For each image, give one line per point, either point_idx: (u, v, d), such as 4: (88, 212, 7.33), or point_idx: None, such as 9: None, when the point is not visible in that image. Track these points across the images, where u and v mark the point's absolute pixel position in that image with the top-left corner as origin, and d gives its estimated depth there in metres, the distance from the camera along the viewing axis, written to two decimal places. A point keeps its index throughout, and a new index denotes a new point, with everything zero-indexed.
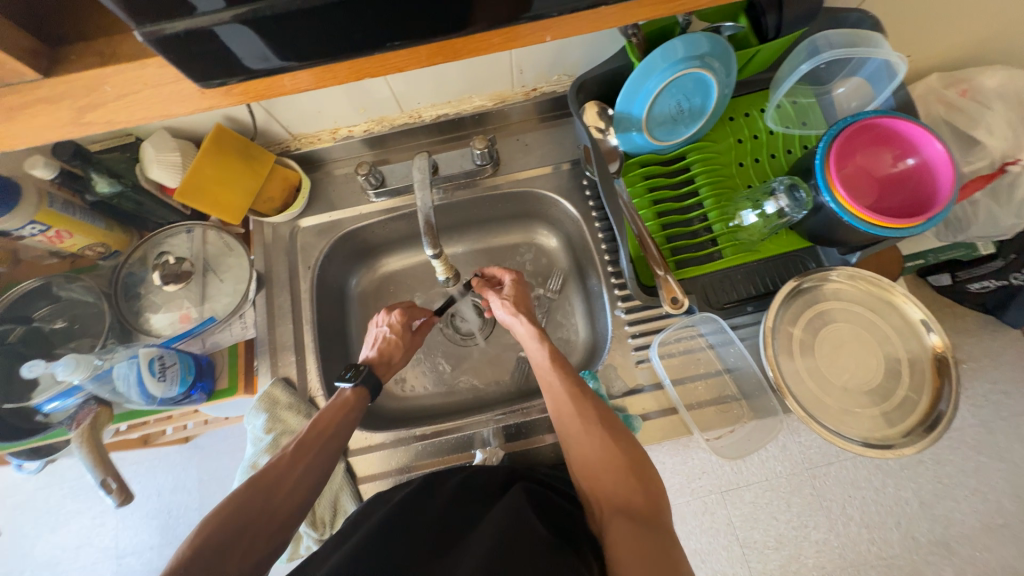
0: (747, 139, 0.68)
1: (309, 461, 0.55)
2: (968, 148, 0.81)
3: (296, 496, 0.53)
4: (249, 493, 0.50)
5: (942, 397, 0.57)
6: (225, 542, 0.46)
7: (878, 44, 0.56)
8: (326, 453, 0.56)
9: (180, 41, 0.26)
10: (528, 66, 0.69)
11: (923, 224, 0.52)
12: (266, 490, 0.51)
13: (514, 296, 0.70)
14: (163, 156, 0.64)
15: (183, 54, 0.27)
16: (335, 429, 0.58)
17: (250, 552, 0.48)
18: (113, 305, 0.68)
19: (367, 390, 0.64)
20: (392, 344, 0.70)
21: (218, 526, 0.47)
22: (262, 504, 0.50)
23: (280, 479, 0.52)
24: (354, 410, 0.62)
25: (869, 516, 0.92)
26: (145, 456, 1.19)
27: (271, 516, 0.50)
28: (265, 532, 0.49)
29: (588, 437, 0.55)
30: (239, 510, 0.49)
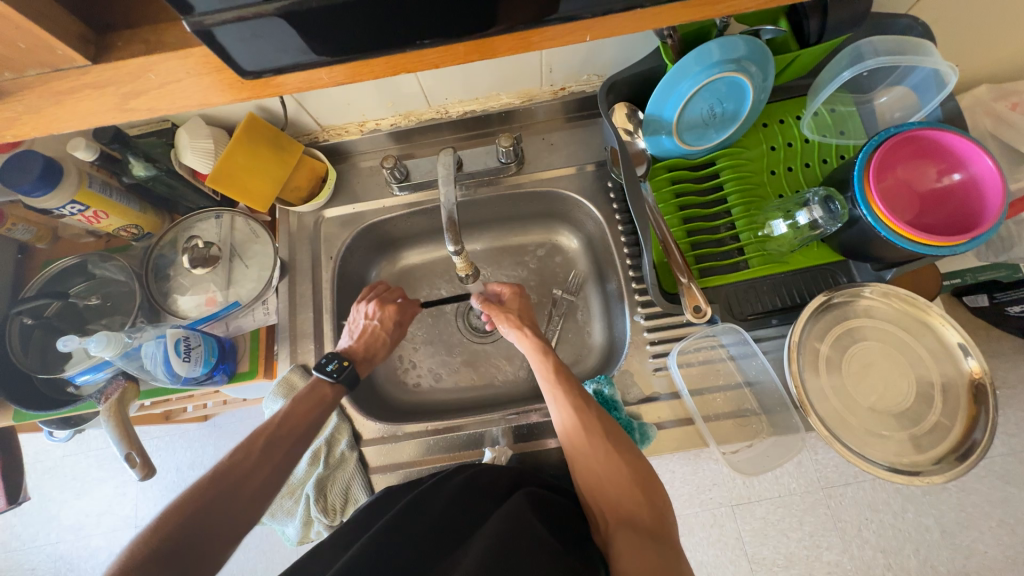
0: (780, 146, 0.66)
1: (273, 454, 0.56)
2: (1016, 164, 0.77)
3: (265, 487, 0.53)
4: (220, 479, 0.51)
5: (977, 425, 0.55)
6: (191, 528, 0.47)
7: (928, 52, 0.54)
8: (284, 441, 0.57)
9: (222, 32, 0.26)
10: (558, 64, 0.68)
11: (967, 243, 0.49)
12: (233, 484, 0.51)
13: (515, 310, 0.70)
14: (198, 143, 0.66)
15: (225, 45, 0.27)
16: (307, 423, 0.60)
17: (216, 543, 0.48)
18: (144, 285, 0.70)
19: (344, 385, 0.65)
20: (375, 340, 0.70)
21: (188, 516, 0.47)
22: (229, 499, 0.50)
23: (249, 472, 0.53)
24: (325, 403, 0.62)
25: (886, 540, 0.89)
26: (166, 431, 1.23)
27: (238, 508, 0.51)
28: (230, 525, 0.49)
29: (592, 448, 0.55)
30: (212, 498, 0.50)
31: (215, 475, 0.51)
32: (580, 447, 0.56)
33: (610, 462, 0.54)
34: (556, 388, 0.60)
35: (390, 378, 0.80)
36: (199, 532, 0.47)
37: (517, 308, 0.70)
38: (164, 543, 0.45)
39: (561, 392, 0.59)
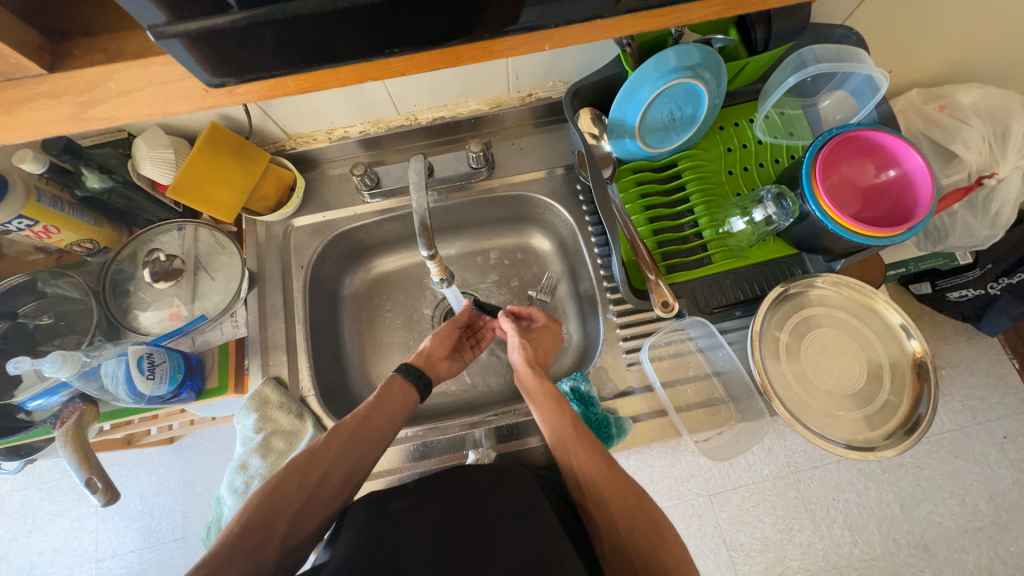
0: (736, 148, 0.70)
1: (350, 451, 0.55)
2: (946, 162, 0.84)
3: (335, 470, 0.54)
4: (296, 464, 0.53)
5: (921, 401, 0.59)
6: (273, 513, 0.49)
7: (861, 59, 0.59)
8: (365, 435, 0.57)
9: (183, 40, 0.26)
10: (524, 72, 0.70)
11: (903, 234, 0.54)
12: (305, 464, 0.53)
13: (535, 338, 0.68)
14: (157, 153, 0.63)
15: (192, 54, 0.27)
16: (384, 404, 0.60)
17: (304, 523, 0.51)
18: (101, 302, 0.67)
19: (413, 382, 0.64)
20: (440, 343, 0.70)
21: (261, 503, 0.49)
22: (299, 480, 0.52)
23: (330, 451, 0.55)
24: (400, 402, 0.61)
25: (852, 518, 0.94)
26: (128, 456, 1.17)
27: (325, 485, 0.53)
28: (321, 499, 0.53)
29: (616, 507, 0.51)
30: (279, 482, 0.51)
31: (290, 467, 0.52)
32: (601, 501, 0.52)
33: (636, 520, 0.50)
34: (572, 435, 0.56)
35: (370, 387, 0.79)
36: (271, 518, 0.49)
37: (534, 348, 0.67)
38: (250, 521, 0.48)
39: (579, 444, 0.55)
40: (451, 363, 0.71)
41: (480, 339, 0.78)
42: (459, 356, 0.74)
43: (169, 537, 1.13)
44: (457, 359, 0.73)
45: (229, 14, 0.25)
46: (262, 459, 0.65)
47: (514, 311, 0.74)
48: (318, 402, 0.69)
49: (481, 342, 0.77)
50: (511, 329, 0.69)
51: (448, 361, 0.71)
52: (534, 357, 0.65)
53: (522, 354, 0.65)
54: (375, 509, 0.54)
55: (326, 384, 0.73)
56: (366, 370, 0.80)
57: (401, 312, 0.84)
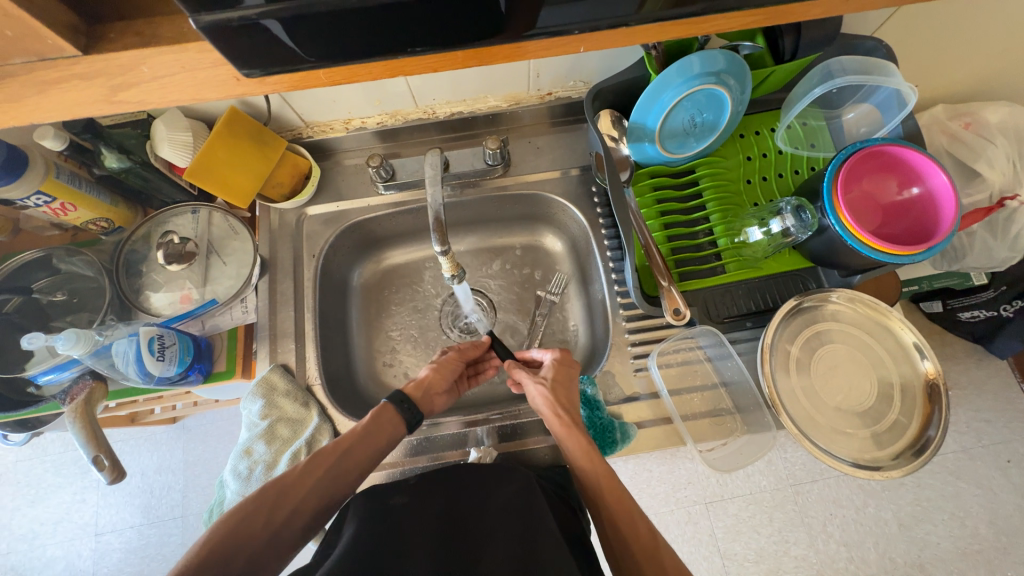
0: (756, 156, 0.69)
1: (325, 485, 0.53)
2: (968, 180, 0.82)
3: (305, 505, 0.51)
4: (268, 494, 0.50)
5: (931, 423, 0.59)
6: (236, 547, 0.46)
7: (890, 73, 0.58)
8: (344, 469, 0.55)
9: (224, 29, 0.26)
10: (546, 70, 0.69)
11: (923, 253, 0.53)
12: (275, 498, 0.50)
13: (552, 377, 0.63)
14: (175, 136, 0.63)
15: (234, 43, 0.27)
16: (367, 437, 0.57)
17: (265, 563, 0.48)
18: (115, 281, 0.68)
19: (406, 419, 0.60)
20: (441, 375, 0.67)
21: (226, 533, 0.47)
22: (265, 517, 0.49)
23: (303, 483, 0.52)
24: (386, 437, 0.59)
25: (849, 534, 0.94)
26: (131, 433, 1.18)
27: (290, 521, 0.50)
28: (285, 538, 0.49)
29: (633, 537, 0.50)
30: (245, 517, 0.48)
31: (256, 499, 0.49)
32: (615, 526, 0.51)
33: (652, 552, 0.49)
34: (588, 459, 0.55)
35: (374, 380, 0.79)
36: (233, 553, 0.46)
37: (554, 388, 0.62)
38: (219, 543, 0.46)
39: (592, 461, 0.55)
40: (447, 398, 0.68)
41: (479, 372, 0.75)
42: (456, 388, 0.71)
43: (167, 515, 1.14)
44: (453, 393, 0.70)
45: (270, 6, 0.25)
46: (266, 445, 0.65)
47: (523, 357, 0.72)
48: (323, 391, 0.69)
49: (481, 375, 0.75)
50: (526, 377, 0.64)
51: (445, 395, 0.68)
52: (558, 399, 0.60)
53: (542, 397, 0.61)
54: (376, 503, 0.54)
55: (332, 374, 0.73)
56: (371, 362, 0.80)
57: (408, 305, 0.84)
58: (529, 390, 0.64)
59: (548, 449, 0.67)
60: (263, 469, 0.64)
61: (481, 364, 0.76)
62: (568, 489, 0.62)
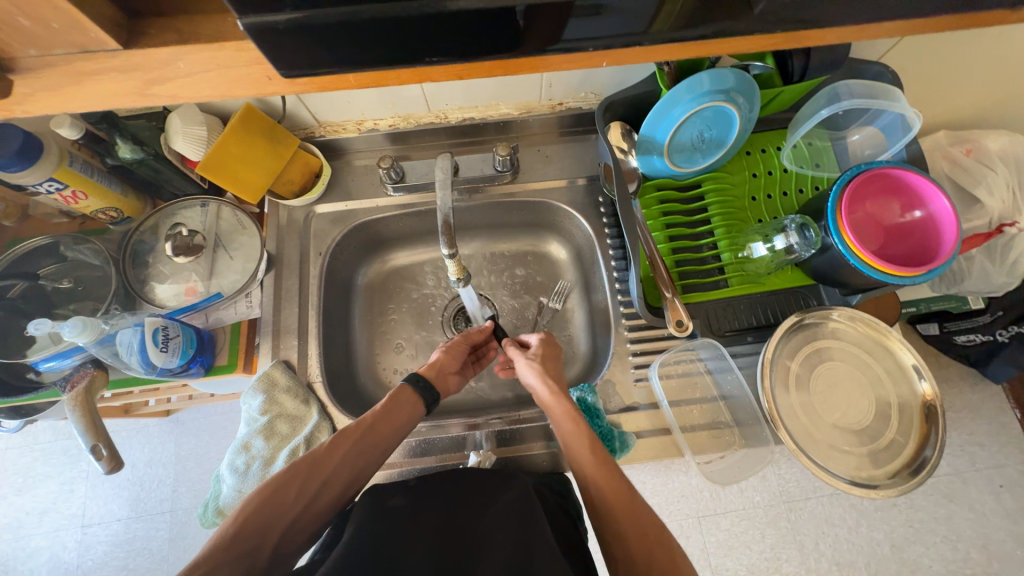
0: (762, 174, 0.70)
1: (353, 458, 0.55)
2: (968, 206, 0.83)
3: (335, 478, 0.53)
4: (298, 468, 0.52)
5: (928, 443, 0.59)
6: (269, 520, 0.48)
7: (895, 98, 0.59)
8: (370, 444, 0.56)
9: (264, 31, 0.27)
10: (558, 80, 0.71)
11: (924, 275, 0.54)
12: (307, 471, 0.52)
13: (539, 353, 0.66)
14: (190, 129, 0.64)
15: (273, 45, 0.28)
16: (390, 417, 0.59)
17: (298, 533, 0.50)
18: (121, 270, 0.68)
19: (423, 399, 0.62)
20: (451, 356, 0.69)
21: (262, 504, 0.48)
22: (298, 488, 0.51)
23: (329, 456, 0.54)
24: (406, 415, 0.60)
25: (840, 554, 0.94)
26: (125, 425, 1.18)
27: (319, 492, 0.52)
28: (315, 508, 0.52)
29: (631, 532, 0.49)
30: (278, 488, 0.50)
31: (290, 471, 0.51)
32: (601, 519, 0.51)
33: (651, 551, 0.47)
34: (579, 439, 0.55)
35: (374, 379, 0.79)
36: (267, 522, 0.48)
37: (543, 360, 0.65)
38: (252, 518, 0.47)
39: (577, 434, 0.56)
40: (460, 378, 0.69)
41: (482, 357, 0.76)
42: (465, 372, 0.72)
43: (156, 509, 1.13)
44: (463, 375, 0.71)
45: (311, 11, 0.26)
46: (264, 441, 0.65)
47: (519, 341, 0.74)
48: (324, 389, 0.70)
49: (484, 360, 0.75)
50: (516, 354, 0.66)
51: (457, 376, 0.69)
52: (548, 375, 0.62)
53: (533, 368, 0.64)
54: (375, 505, 0.54)
55: (333, 372, 0.73)
56: (371, 362, 0.80)
57: (410, 307, 0.84)
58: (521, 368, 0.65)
59: (546, 455, 0.67)
60: (260, 464, 0.64)
61: (482, 349, 0.76)
62: (568, 497, 0.62)
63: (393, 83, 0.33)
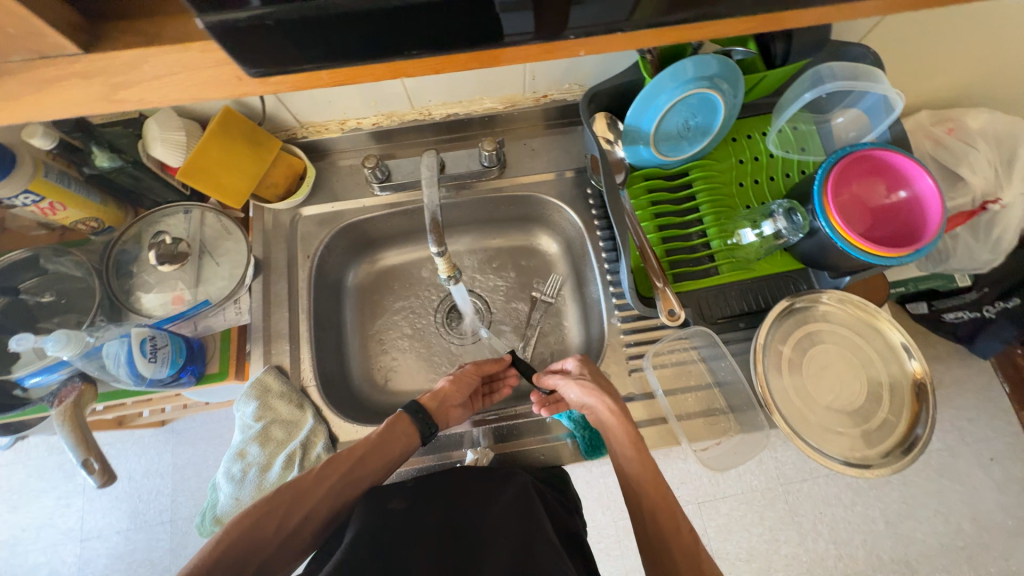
0: (748, 160, 0.70)
1: (336, 495, 0.55)
2: (952, 184, 0.85)
3: (317, 512, 0.53)
4: (281, 497, 0.52)
5: (919, 422, 0.60)
6: (244, 554, 0.48)
7: (877, 79, 0.59)
8: (359, 477, 0.57)
9: (233, 31, 0.26)
10: (541, 73, 0.70)
11: (910, 255, 0.55)
12: (290, 501, 0.52)
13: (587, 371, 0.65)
14: (168, 135, 0.63)
15: (239, 43, 0.27)
16: (385, 449, 0.59)
17: (274, 568, 0.50)
18: (104, 281, 0.66)
19: (420, 432, 0.61)
20: (457, 388, 0.67)
21: (240, 537, 0.48)
22: (279, 519, 0.51)
23: (310, 487, 0.54)
24: (400, 446, 0.60)
25: (838, 533, 0.95)
26: (118, 437, 1.16)
27: (297, 529, 0.52)
28: (295, 543, 0.51)
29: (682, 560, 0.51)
30: (259, 519, 0.50)
31: (270, 501, 0.51)
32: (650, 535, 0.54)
33: (691, 553, 0.51)
34: (642, 467, 0.56)
35: (369, 382, 0.79)
36: (246, 555, 0.48)
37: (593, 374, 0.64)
38: (234, 548, 0.48)
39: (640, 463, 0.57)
40: (463, 412, 0.68)
41: (494, 390, 0.74)
42: (472, 404, 0.71)
43: (155, 521, 1.12)
44: (469, 407, 0.70)
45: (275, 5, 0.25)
46: (261, 447, 0.65)
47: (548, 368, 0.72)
48: (318, 393, 0.69)
49: (496, 394, 0.74)
50: (563, 379, 0.65)
51: (460, 409, 0.68)
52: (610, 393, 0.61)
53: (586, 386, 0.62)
54: (375, 506, 0.53)
55: (327, 376, 0.72)
56: (366, 365, 0.80)
57: (403, 307, 0.84)
58: (568, 391, 0.64)
59: (545, 450, 0.67)
60: (257, 471, 0.63)
61: (496, 381, 0.76)
62: (565, 490, 0.63)
63: (367, 79, 0.32)
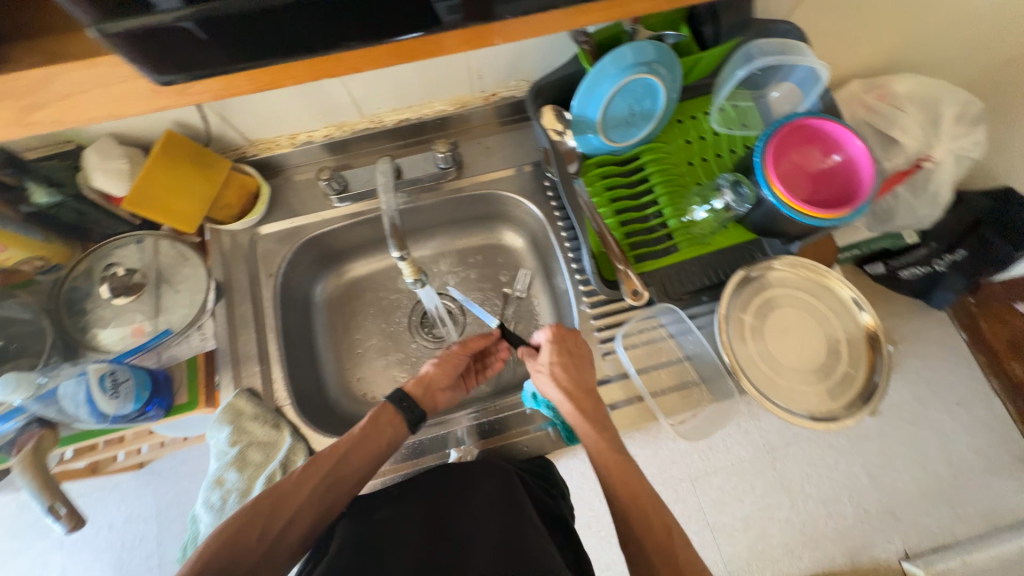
0: (694, 140, 0.73)
1: (321, 495, 0.54)
2: (887, 146, 0.90)
3: (301, 516, 0.52)
4: (260, 506, 0.51)
5: (875, 370, 0.64)
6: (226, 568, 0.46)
7: (804, 52, 0.62)
8: (343, 474, 0.55)
9: (129, 38, 0.26)
10: (487, 71, 0.71)
11: (848, 214, 0.58)
12: (270, 508, 0.51)
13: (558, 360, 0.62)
14: (109, 164, 0.62)
15: (145, 51, 0.27)
16: (371, 442, 0.58)
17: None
18: (56, 320, 0.64)
19: (408, 421, 0.61)
20: (443, 370, 0.67)
21: (220, 550, 0.47)
22: (261, 529, 0.50)
23: (292, 492, 0.53)
24: (387, 437, 0.59)
25: (825, 492, 0.95)
26: (95, 485, 1.11)
27: (280, 539, 0.50)
28: (282, 547, 0.50)
29: (655, 553, 0.50)
30: (239, 528, 0.49)
31: (251, 509, 0.50)
32: (632, 532, 0.52)
33: (667, 551, 0.50)
34: (615, 461, 0.55)
35: (347, 395, 0.78)
36: (229, 566, 0.47)
37: (571, 354, 0.63)
38: (214, 562, 0.46)
39: (610, 455, 0.56)
40: (451, 395, 0.68)
41: (487, 365, 0.74)
42: (461, 383, 0.71)
43: (142, 567, 1.07)
44: (459, 386, 0.70)
45: (183, 10, 0.26)
46: (238, 473, 0.63)
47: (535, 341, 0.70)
48: (294, 411, 0.68)
49: (488, 370, 0.73)
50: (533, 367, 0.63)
51: (448, 391, 0.67)
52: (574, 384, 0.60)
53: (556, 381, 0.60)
54: (361, 520, 0.53)
55: (302, 394, 0.71)
56: (343, 379, 0.79)
57: (376, 317, 0.83)
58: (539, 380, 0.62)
59: (531, 441, 0.68)
60: (237, 497, 0.62)
61: (489, 357, 0.74)
62: (548, 477, 0.65)
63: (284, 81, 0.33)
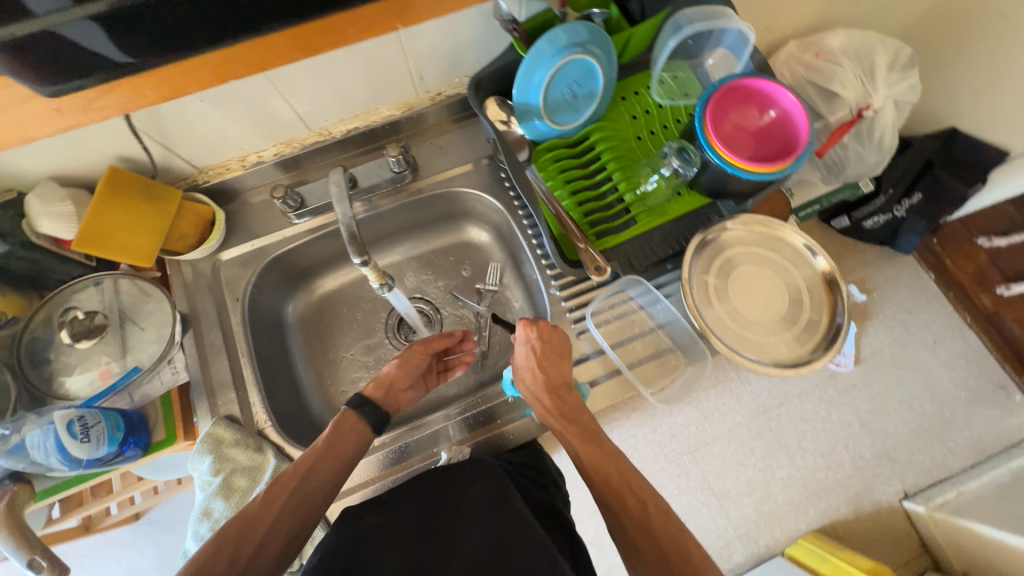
0: (640, 114, 0.74)
1: (288, 515, 0.53)
2: (830, 101, 0.92)
3: (271, 539, 0.51)
4: (231, 530, 0.50)
5: (837, 311, 0.66)
6: None
7: (730, 16, 0.64)
8: (310, 488, 0.55)
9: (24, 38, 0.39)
10: (427, 71, 0.71)
11: (792, 163, 0.60)
12: (239, 535, 0.50)
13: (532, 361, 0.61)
14: (53, 208, 0.61)
15: (42, 57, 0.41)
16: (334, 452, 0.58)
17: None
18: (18, 375, 0.62)
19: (372, 423, 0.62)
20: (404, 371, 0.68)
21: None
22: (230, 556, 0.49)
23: (260, 514, 0.52)
24: (352, 444, 0.60)
25: (822, 444, 0.94)
26: (91, 544, 1.09)
27: (252, 563, 0.49)
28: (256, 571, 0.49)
29: (637, 532, 0.50)
30: (210, 556, 0.48)
31: (218, 538, 0.49)
32: (616, 519, 0.51)
33: (648, 530, 0.50)
34: (594, 451, 0.55)
35: (332, 410, 0.78)
36: None
37: (545, 351, 0.62)
38: None
39: (588, 447, 0.56)
40: (413, 394, 0.70)
41: (449, 366, 0.76)
42: (424, 382, 0.73)
43: None
44: (421, 386, 0.72)
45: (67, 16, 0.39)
46: (225, 501, 0.62)
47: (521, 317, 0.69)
48: (276, 432, 0.67)
49: (449, 371, 0.75)
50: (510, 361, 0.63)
51: (409, 392, 0.69)
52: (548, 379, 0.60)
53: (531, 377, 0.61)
54: (349, 528, 0.53)
55: (283, 415, 0.70)
56: (326, 395, 0.79)
57: (353, 329, 0.83)
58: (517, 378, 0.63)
59: (518, 429, 0.68)
60: None
61: (452, 358, 0.77)
62: (539, 467, 0.65)
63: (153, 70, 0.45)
